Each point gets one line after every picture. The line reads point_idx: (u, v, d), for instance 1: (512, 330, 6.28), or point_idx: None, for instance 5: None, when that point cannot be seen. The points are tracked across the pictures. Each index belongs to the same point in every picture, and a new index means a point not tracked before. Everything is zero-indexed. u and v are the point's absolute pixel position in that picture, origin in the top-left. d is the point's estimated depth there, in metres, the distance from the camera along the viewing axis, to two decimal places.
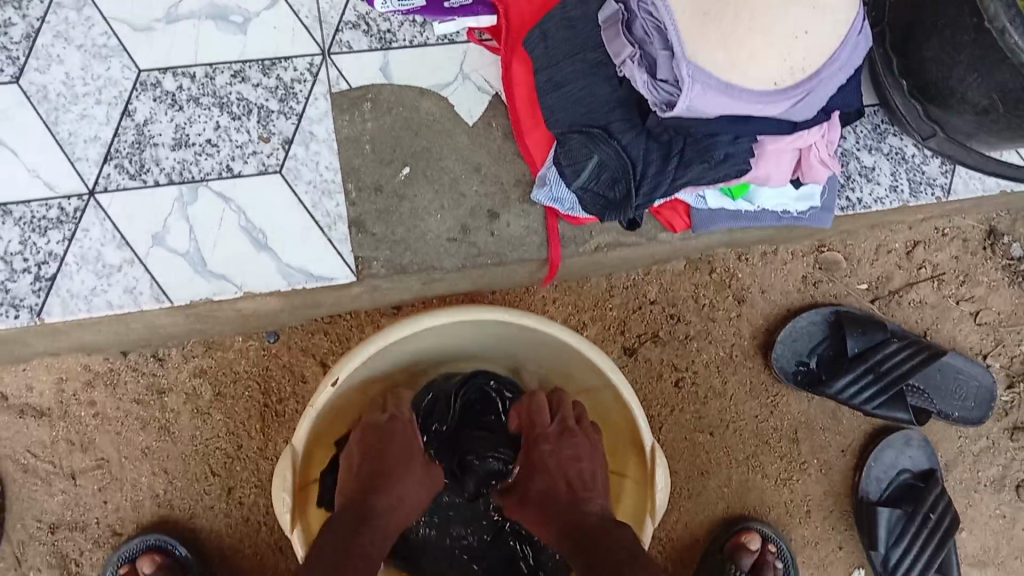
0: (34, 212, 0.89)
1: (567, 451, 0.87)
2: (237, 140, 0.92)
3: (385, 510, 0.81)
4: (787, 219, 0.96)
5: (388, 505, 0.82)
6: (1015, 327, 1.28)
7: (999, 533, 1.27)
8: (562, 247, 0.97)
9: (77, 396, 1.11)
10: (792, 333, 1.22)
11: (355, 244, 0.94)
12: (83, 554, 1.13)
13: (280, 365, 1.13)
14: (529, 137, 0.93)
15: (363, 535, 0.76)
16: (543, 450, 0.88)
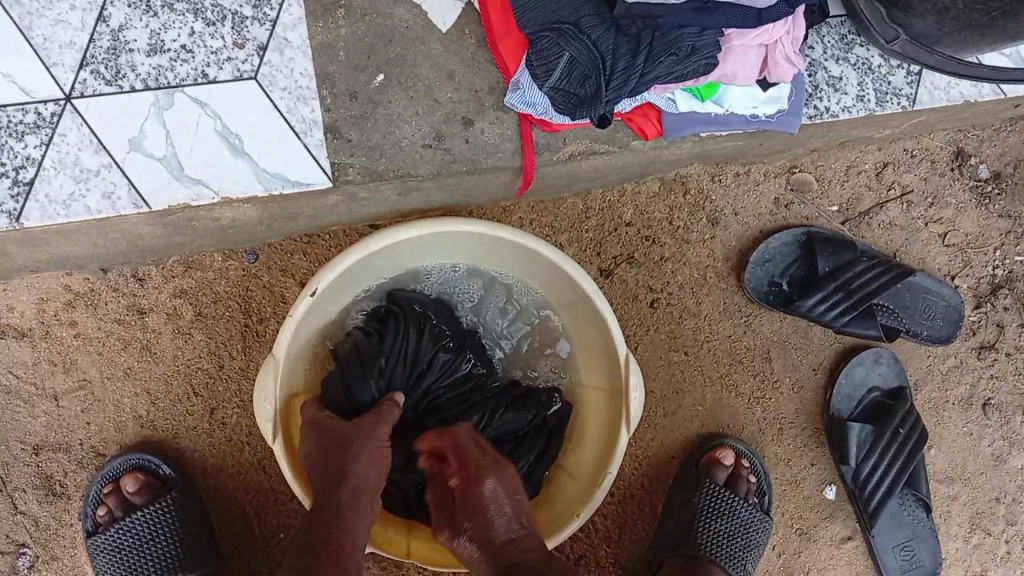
0: (10, 117, 0.90)
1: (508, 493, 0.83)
2: (212, 46, 0.93)
3: (351, 496, 0.80)
4: (756, 124, 0.98)
5: (350, 501, 0.80)
6: (982, 248, 1.30)
7: (966, 450, 1.31)
8: (536, 151, 0.99)
9: (58, 316, 1.11)
10: (765, 253, 1.24)
11: (331, 150, 0.95)
12: (66, 475, 1.13)
13: (260, 286, 1.14)
14: (502, 44, 0.95)
15: (331, 532, 0.77)
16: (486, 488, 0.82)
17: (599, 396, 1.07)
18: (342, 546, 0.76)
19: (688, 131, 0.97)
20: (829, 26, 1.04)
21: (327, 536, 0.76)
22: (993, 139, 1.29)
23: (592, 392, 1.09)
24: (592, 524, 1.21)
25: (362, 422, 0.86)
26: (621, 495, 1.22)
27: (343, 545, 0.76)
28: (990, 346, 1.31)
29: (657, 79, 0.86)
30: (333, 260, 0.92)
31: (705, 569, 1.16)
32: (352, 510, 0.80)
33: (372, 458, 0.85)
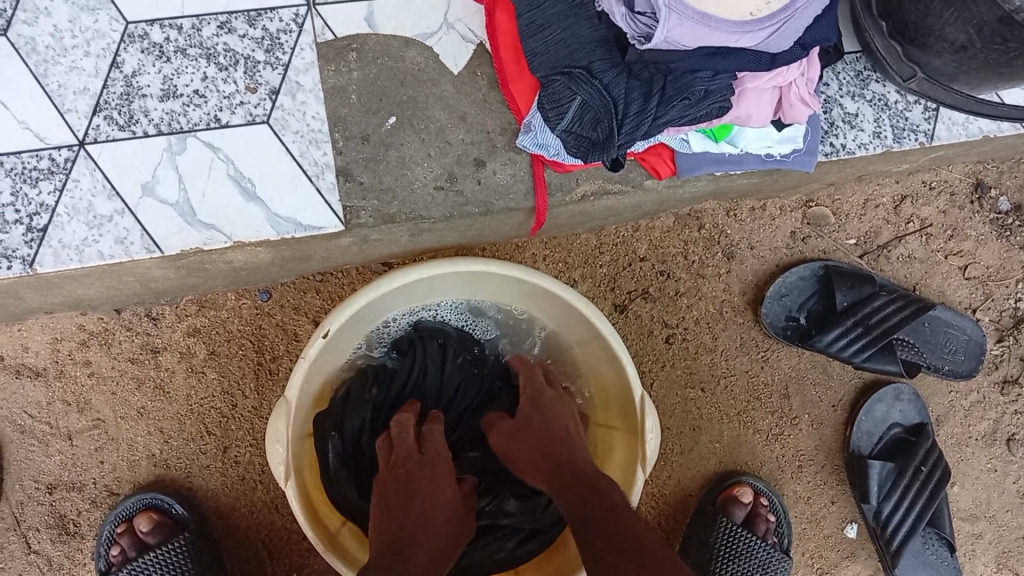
0: (25, 163, 0.91)
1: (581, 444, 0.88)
2: (225, 91, 0.94)
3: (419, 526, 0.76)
4: (772, 163, 0.97)
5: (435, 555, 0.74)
6: (1004, 281, 1.28)
7: (990, 487, 1.28)
8: (549, 196, 0.98)
9: (73, 355, 1.11)
10: (781, 287, 1.22)
11: (343, 193, 0.95)
12: (80, 514, 1.13)
13: (273, 324, 1.14)
14: (515, 86, 0.95)
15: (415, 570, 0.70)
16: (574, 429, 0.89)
17: (618, 436, 1.04)
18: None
19: (700, 171, 0.97)
20: (844, 63, 1.03)
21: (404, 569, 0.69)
22: (1014, 170, 1.27)
23: (612, 432, 1.06)
24: None
25: (448, 485, 0.83)
26: None
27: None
28: (1014, 381, 1.28)
29: (670, 122, 0.85)
30: (342, 303, 0.92)
31: None
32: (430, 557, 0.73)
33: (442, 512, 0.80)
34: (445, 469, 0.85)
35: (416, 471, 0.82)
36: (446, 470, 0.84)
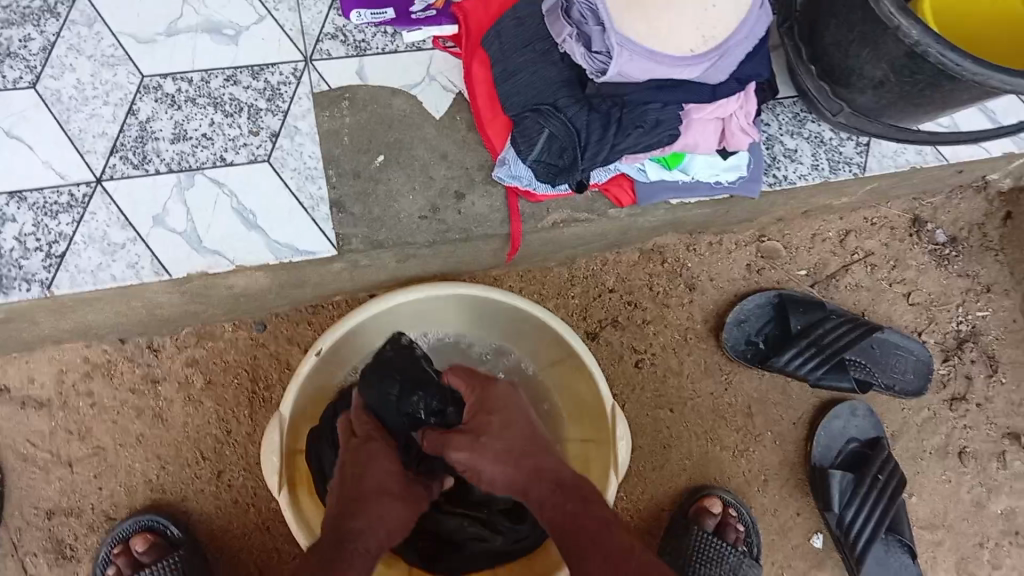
0: (47, 198, 1.00)
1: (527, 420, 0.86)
2: (230, 134, 1.04)
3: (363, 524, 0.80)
4: (720, 190, 1.08)
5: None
6: (947, 305, 1.39)
7: (946, 497, 1.35)
8: (522, 223, 1.08)
9: (76, 386, 1.18)
10: (740, 314, 1.32)
11: (336, 222, 1.04)
12: (77, 538, 1.18)
13: (267, 354, 1.21)
14: (490, 128, 1.06)
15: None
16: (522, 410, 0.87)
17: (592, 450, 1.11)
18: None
19: (659, 198, 1.07)
20: (782, 106, 1.16)
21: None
22: (947, 205, 1.39)
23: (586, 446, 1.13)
24: None
25: (389, 461, 0.88)
26: None
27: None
28: (961, 397, 1.38)
29: (628, 149, 0.96)
30: (334, 323, 1.00)
31: None
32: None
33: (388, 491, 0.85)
34: (386, 471, 0.86)
35: (361, 487, 0.83)
36: (381, 469, 0.86)
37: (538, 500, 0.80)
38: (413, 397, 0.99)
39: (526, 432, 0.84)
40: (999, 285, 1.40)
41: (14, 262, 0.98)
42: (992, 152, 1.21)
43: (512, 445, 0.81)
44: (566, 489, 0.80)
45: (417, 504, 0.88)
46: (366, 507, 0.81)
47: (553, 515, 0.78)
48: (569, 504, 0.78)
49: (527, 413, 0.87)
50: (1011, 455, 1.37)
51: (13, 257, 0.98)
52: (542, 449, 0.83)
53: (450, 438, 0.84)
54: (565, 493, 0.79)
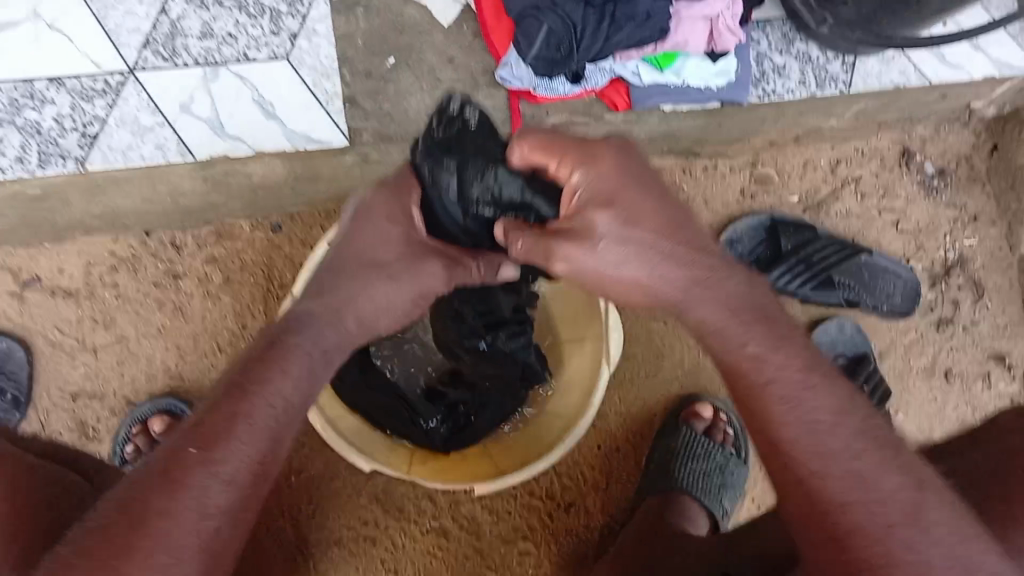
0: (84, 84, 1.08)
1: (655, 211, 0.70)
2: (253, 34, 1.12)
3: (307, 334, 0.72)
4: (710, 94, 1.16)
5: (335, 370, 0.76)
6: (933, 233, 1.44)
7: (931, 415, 1.41)
8: (523, 123, 1.17)
9: (103, 278, 1.25)
10: (733, 235, 1.37)
11: (348, 116, 1.13)
12: (100, 421, 1.25)
13: (282, 256, 1.28)
14: (495, 35, 1.12)
15: (258, 420, 0.65)
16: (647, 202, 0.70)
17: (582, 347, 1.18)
18: (269, 458, 0.66)
19: (650, 102, 1.16)
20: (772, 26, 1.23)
21: (253, 405, 0.66)
22: (936, 138, 1.44)
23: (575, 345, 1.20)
24: (580, 471, 1.30)
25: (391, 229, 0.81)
26: (606, 448, 1.31)
27: (275, 457, 0.67)
28: (947, 320, 1.42)
29: (619, 44, 1.07)
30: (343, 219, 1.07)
31: (678, 500, 1.23)
32: (297, 411, 0.69)
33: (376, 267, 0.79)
34: (388, 241, 0.81)
35: (347, 261, 0.79)
36: (377, 236, 0.80)
37: (698, 319, 0.70)
38: (471, 187, 0.82)
39: (651, 224, 0.69)
40: (985, 215, 1.46)
41: (52, 139, 1.08)
42: None
43: (635, 251, 0.68)
44: (736, 313, 0.69)
45: (437, 272, 0.83)
46: (341, 283, 0.77)
47: (724, 341, 0.70)
48: (750, 346, 0.68)
49: (652, 189, 0.71)
50: (996, 376, 1.42)
51: (51, 135, 1.08)
52: (675, 245, 0.69)
53: (555, 238, 0.69)
54: (744, 325, 0.69)
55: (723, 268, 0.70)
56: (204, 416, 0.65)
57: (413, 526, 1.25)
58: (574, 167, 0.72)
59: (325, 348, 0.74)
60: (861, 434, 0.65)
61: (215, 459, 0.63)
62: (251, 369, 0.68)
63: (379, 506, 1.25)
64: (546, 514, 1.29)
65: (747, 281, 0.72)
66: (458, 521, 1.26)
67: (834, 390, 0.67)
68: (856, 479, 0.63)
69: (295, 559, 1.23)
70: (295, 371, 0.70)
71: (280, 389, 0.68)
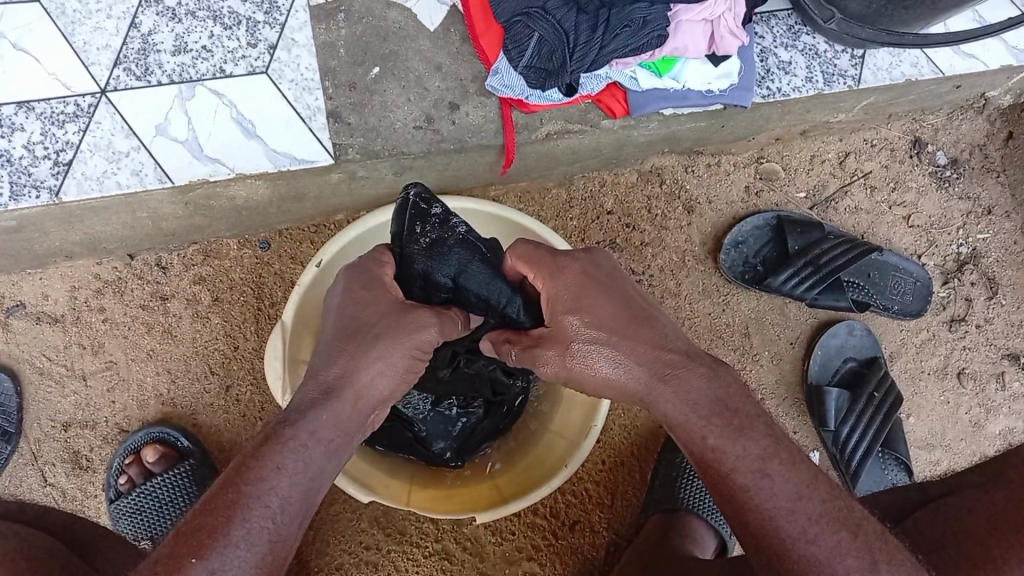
0: (54, 108, 1.03)
1: (627, 322, 0.77)
2: (229, 47, 1.06)
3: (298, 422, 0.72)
4: (712, 98, 1.11)
5: (340, 455, 0.74)
6: (946, 228, 1.39)
7: (945, 418, 1.38)
8: (516, 134, 1.11)
9: (89, 303, 1.21)
10: (738, 236, 1.32)
11: (333, 132, 1.07)
12: (93, 450, 1.22)
13: (272, 273, 1.24)
14: (484, 40, 1.07)
15: (246, 522, 0.66)
16: (612, 314, 0.77)
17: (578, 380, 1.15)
18: (279, 558, 0.68)
19: (650, 107, 1.10)
20: (777, 19, 1.16)
21: (250, 508, 0.67)
22: (948, 127, 1.38)
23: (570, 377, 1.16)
24: (584, 488, 1.28)
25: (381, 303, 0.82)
26: (611, 463, 1.29)
27: (273, 556, 0.67)
28: (960, 319, 1.39)
29: (616, 51, 1.02)
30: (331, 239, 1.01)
31: (686, 522, 1.21)
32: (296, 504, 0.70)
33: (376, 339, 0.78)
34: (371, 305, 0.82)
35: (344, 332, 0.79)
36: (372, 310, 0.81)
37: (665, 413, 0.74)
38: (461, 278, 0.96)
39: (608, 331, 0.76)
40: (999, 207, 1.41)
41: (23, 169, 1.02)
42: (990, 67, 1.23)
43: (603, 355, 0.76)
44: (693, 407, 0.73)
45: (428, 330, 0.81)
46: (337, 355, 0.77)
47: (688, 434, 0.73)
48: (709, 439, 0.71)
49: (615, 294, 0.79)
50: (1010, 376, 1.40)
51: (22, 164, 1.02)
52: (636, 344, 0.75)
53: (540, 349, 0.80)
54: (704, 418, 0.72)
55: (683, 364, 0.74)
56: (194, 523, 0.66)
57: (415, 549, 1.23)
58: (548, 276, 0.82)
59: (322, 433, 0.73)
60: (820, 519, 0.69)
61: (214, 566, 0.63)
62: (243, 468, 0.69)
63: (381, 530, 1.23)
64: (550, 534, 1.27)
65: (711, 372, 0.74)
66: (461, 543, 1.24)
67: (793, 475, 0.71)
68: (817, 565, 0.67)
69: None
70: (295, 471, 0.70)
71: (276, 487, 0.69)
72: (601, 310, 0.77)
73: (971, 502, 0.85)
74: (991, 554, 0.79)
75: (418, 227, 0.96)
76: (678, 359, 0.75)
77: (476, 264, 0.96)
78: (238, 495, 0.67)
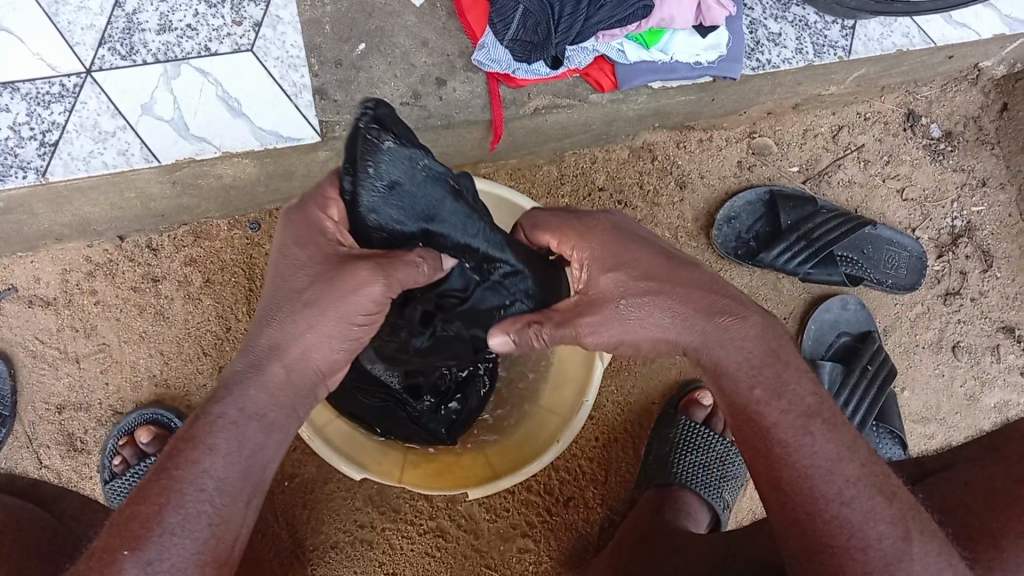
0: (39, 89, 1.02)
1: (674, 272, 0.74)
2: (214, 25, 1.05)
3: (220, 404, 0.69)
4: (700, 70, 1.11)
5: (279, 429, 0.71)
6: (940, 202, 1.38)
7: (940, 391, 1.37)
8: (504, 109, 1.10)
9: (80, 285, 1.21)
10: (731, 212, 1.31)
11: (319, 109, 1.06)
12: (87, 432, 1.22)
13: (263, 253, 1.24)
14: (470, 14, 1.07)
15: (183, 507, 0.66)
16: (657, 263, 0.74)
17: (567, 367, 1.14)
18: (225, 537, 0.67)
19: (637, 81, 1.10)
20: None
21: (184, 492, 0.66)
22: (942, 99, 1.37)
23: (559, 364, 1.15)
24: (578, 465, 1.28)
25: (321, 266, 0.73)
26: (605, 439, 1.29)
27: (215, 536, 0.67)
28: (955, 292, 1.38)
29: (602, 22, 1.03)
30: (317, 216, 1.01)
31: (681, 496, 1.21)
32: (235, 481, 0.68)
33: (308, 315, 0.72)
34: (304, 267, 0.73)
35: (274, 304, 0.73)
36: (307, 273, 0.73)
37: (716, 360, 0.72)
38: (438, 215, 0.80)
39: (656, 281, 0.73)
40: (994, 179, 1.40)
41: (9, 150, 1.02)
42: (983, 36, 1.22)
43: (654, 317, 0.72)
44: (748, 355, 0.72)
45: (364, 299, 0.72)
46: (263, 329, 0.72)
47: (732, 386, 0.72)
48: (757, 390, 0.71)
49: (648, 250, 0.76)
50: (1005, 349, 1.39)
51: (8, 145, 1.02)
52: (687, 291, 0.73)
53: (584, 313, 0.75)
54: (755, 367, 0.71)
55: (740, 310, 0.73)
56: (129, 513, 0.66)
57: (409, 527, 1.24)
58: (575, 244, 0.80)
59: (254, 408, 0.70)
60: (857, 482, 0.69)
61: (148, 557, 0.64)
62: (176, 453, 0.68)
63: (376, 508, 1.23)
64: (544, 510, 1.27)
65: (764, 320, 0.74)
66: (455, 520, 1.24)
67: (834, 436, 0.70)
68: (847, 527, 0.67)
69: (292, 564, 1.22)
70: (229, 451, 0.68)
71: (211, 470, 0.67)
72: (647, 261, 0.74)
73: (969, 477, 0.83)
74: (987, 527, 0.77)
75: (371, 164, 0.75)
76: (726, 304, 0.73)
77: (445, 204, 0.81)
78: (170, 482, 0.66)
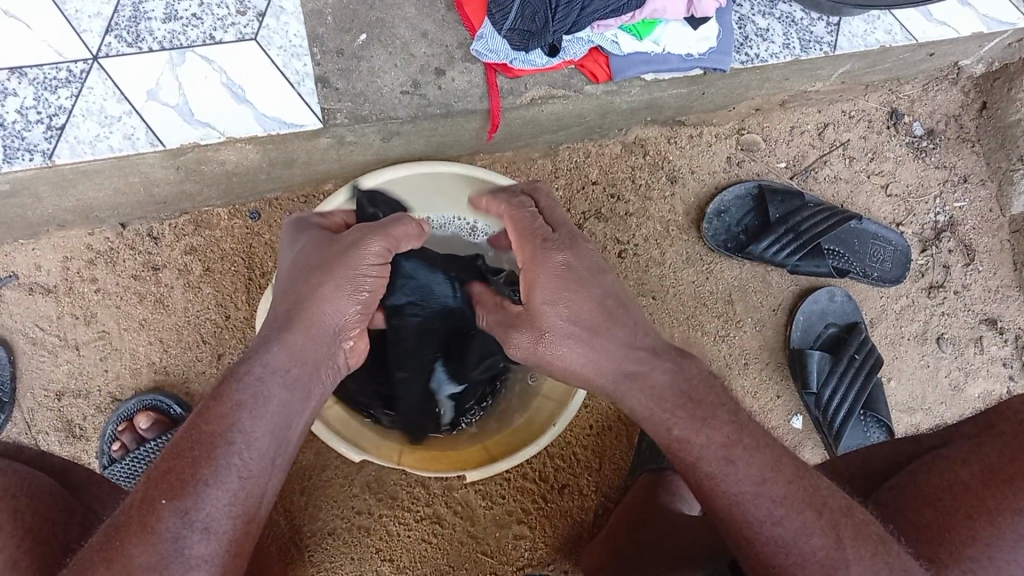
0: (46, 74, 1.04)
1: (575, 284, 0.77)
2: (218, 14, 1.07)
3: (255, 375, 0.73)
4: (692, 62, 1.15)
5: (304, 390, 0.76)
6: (924, 198, 1.43)
7: (925, 382, 1.41)
8: (501, 98, 1.14)
9: (81, 273, 1.22)
10: (721, 206, 1.34)
11: (321, 97, 1.09)
12: (86, 419, 1.23)
13: (263, 243, 1.26)
14: (469, 7, 1.11)
15: (231, 469, 0.68)
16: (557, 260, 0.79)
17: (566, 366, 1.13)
18: (254, 492, 0.70)
19: (631, 72, 1.14)
20: None
21: (217, 450, 0.68)
22: (923, 98, 1.42)
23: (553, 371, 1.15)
24: (573, 453, 1.30)
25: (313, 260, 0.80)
26: (599, 427, 1.31)
27: (247, 495, 0.69)
28: (939, 285, 1.42)
29: (595, 13, 1.08)
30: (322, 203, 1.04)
31: (670, 480, 1.21)
32: (270, 442, 0.72)
33: (331, 286, 0.79)
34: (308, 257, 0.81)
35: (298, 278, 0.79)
36: (304, 263, 0.81)
37: (632, 405, 0.77)
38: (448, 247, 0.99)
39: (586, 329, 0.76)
40: (974, 176, 1.44)
41: (17, 133, 1.03)
42: (961, 34, 1.27)
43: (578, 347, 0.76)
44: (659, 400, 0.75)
45: (364, 250, 0.80)
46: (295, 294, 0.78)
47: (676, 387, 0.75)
48: (675, 430, 0.75)
49: (592, 287, 0.77)
50: (988, 340, 1.43)
51: (15, 129, 1.03)
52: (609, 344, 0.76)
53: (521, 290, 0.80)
54: None
55: (649, 361, 0.77)
56: (165, 469, 0.67)
57: (406, 513, 1.25)
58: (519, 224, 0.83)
59: (293, 382, 0.75)
60: (783, 500, 0.71)
61: (188, 507, 0.65)
62: (210, 408, 0.70)
63: (373, 496, 1.24)
64: (540, 497, 1.28)
65: (676, 368, 0.77)
66: (452, 506, 1.26)
67: (757, 458, 0.73)
68: (783, 544, 0.70)
69: (290, 552, 1.22)
70: (255, 406, 0.71)
71: (239, 423, 0.70)
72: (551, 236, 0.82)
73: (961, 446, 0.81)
74: (984, 503, 0.73)
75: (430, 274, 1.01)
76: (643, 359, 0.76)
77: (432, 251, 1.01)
78: (203, 435, 0.69)
